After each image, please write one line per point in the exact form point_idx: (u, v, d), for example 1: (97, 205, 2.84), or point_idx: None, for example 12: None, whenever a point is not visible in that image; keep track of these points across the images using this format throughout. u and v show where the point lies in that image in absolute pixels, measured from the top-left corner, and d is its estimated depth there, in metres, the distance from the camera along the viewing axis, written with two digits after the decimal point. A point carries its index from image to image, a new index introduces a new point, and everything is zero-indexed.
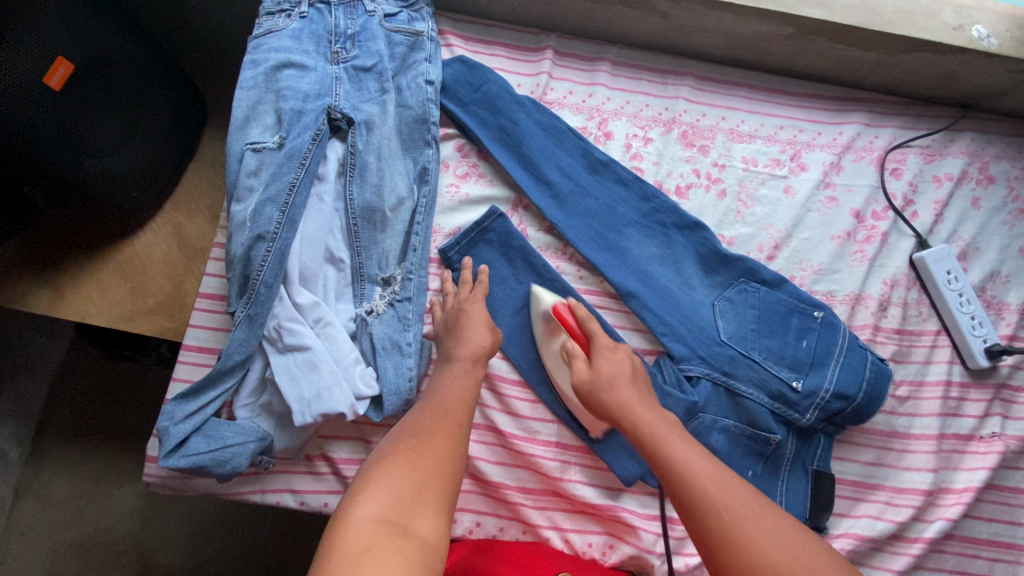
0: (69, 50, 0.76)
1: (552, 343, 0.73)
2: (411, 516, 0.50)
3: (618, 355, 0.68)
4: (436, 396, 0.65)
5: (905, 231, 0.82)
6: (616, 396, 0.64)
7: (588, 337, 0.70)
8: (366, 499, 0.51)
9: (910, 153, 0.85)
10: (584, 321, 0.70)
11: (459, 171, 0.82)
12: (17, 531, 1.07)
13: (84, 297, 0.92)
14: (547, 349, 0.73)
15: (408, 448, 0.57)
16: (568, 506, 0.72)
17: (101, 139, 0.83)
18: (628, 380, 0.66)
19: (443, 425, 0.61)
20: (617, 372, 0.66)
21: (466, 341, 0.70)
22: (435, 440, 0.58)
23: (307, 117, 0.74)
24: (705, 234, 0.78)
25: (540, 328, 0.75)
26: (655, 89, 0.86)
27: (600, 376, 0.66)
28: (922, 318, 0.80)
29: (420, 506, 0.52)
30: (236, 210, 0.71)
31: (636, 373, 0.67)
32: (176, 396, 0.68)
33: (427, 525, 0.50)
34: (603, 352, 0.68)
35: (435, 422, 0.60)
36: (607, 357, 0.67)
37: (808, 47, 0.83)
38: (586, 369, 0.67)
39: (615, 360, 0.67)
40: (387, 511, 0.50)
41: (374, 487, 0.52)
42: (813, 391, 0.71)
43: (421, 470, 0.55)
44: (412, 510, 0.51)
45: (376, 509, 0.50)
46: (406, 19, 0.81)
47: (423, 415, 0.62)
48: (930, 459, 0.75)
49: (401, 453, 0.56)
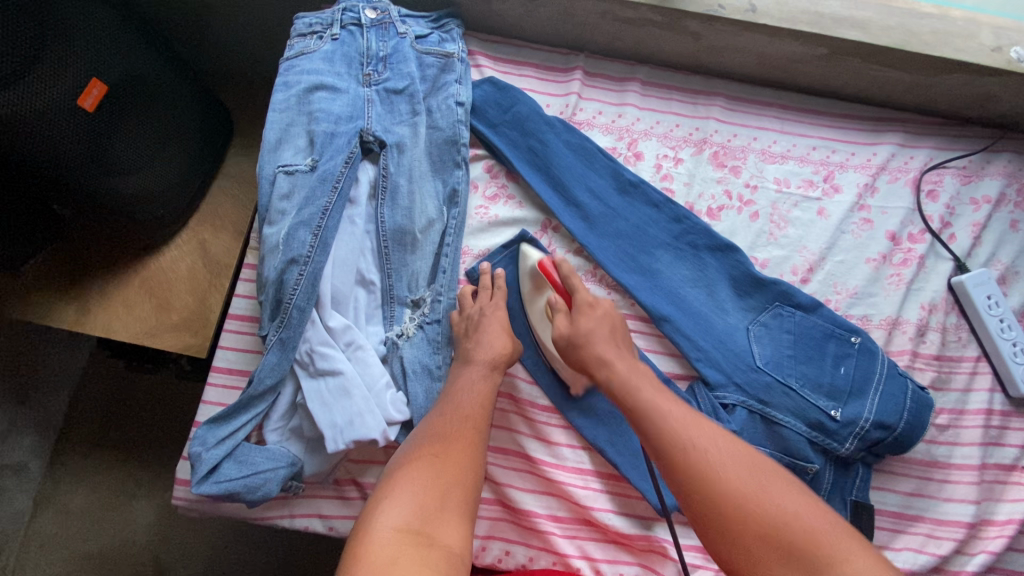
0: (103, 72, 0.76)
1: (538, 299, 0.75)
2: (435, 526, 0.51)
3: (597, 312, 0.70)
4: (454, 400, 0.64)
5: (943, 254, 0.80)
6: (593, 351, 0.67)
7: (570, 291, 0.72)
8: (389, 508, 0.51)
9: (947, 174, 0.83)
10: (568, 276, 0.72)
11: (488, 193, 0.81)
12: (34, 543, 1.07)
13: (110, 312, 0.92)
14: (533, 306, 0.76)
15: (430, 454, 0.57)
16: (599, 536, 0.71)
17: (133, 158, 0.83)
18: (606, 339, 0.68)
19: (462, 429, 0.60)
20: (595, 328, 0.68)
21: (484, 344, 0.69)
22: (456, 448, 0.58)
23: (339, 140, 0.74)
24: (738, 257, 0.77)
25: (526, 286, 0.76)
26: (686, 109, 0.86)
27: (579, 331, 0.68)
28: (961, 343, 0.78)
29: (444, 515, 0.52)
30: (269, 233, 0.71)
31: (615, 329, 0.70)
32: (207, 420, 0.68)
33: (452, 535, 0.51)
34: (584, 307, 0.70)
35: (455, 426, 0.60)
36: (587, 314, 0.69)
37: (841, 68, 0.82)
38: (567, 324, 0.70)
39: (595, 317, 0.69)
40: (411, 520, 0.50)
41: (397, 495, 0.53)
42: (852, 420, 0.69)
43: (443, 477, 0.55)
44: (436, 520, 0.51)
45: (399, 518, 0.50)
46: (437, 41, 0.81)
47: (442, 419, 0.62)
48: (972, 490, 0.73)
49: (423, 460, 0.56)
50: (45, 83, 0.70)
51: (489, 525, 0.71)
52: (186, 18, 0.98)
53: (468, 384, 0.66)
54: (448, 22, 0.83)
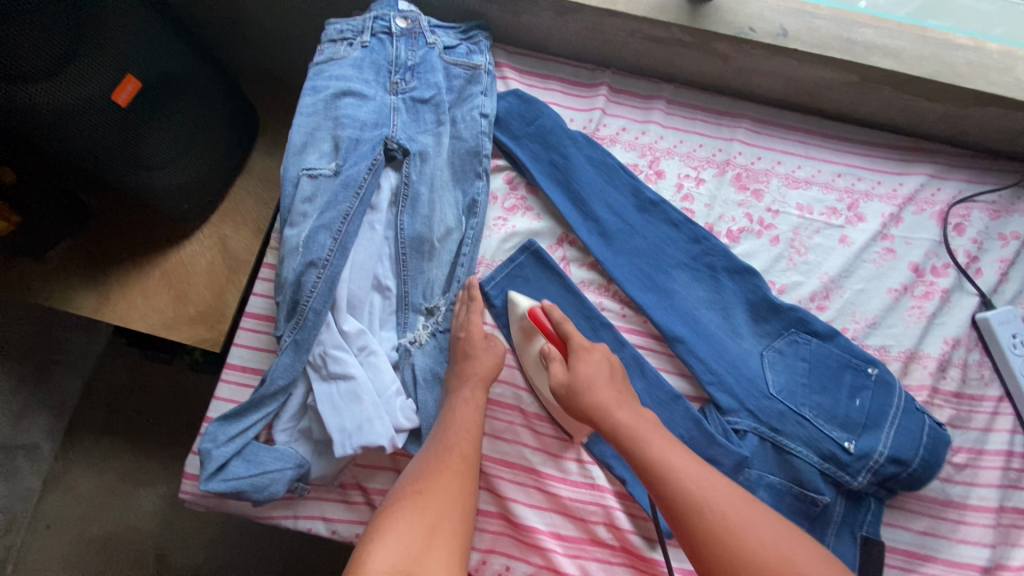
0: (138, 68, 0.78)
1: (530, 346, 0.74)
2: (421, 565, 0.51)
3: (594, 357, 0.68)
4: (441, 431, 0.64)
5: (968, 288, 0.79)
6: (594, 398, 0.65)
7: (563, 339, 0.70)
8: (375, 548, 0.52)
9: (975, 208, 0.82)
10: (561, 323, 0.71)
11: (506, 205, 0.81)
12: (42, 524, 1.08)
13: (130, 302, 0.94)
14: (526, 355, 0.74)
15: (416, 492, 0.57)
16: (603, 557, 0.70)
17: (160, 153, 0.85)
18: (605, 382, 0.67)
19: (449, 462, 0.61)
20: (594, 373, 0.67)
21: (480, 370, 0.68)
22: (440, 483, 0.58)
23: (364, 146, 0.75)
24: (757, 281, 0.76)
25: (518, 333, 0.75)
26: (709, 130, 0.85)
27: (576, 378, 0.66)
28: (983, 381, 0.76)
29: (431, 553, 0.53)
30: (290, 234, 0.72)
31: (613, 373, 0.68)
32: (219, 417, 0.68)
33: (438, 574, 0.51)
34: (580, 352, 0.68)
35: (440, 459, 0.61)
36: (583, 360, 0.68)
37: (870, 96, 0.81)
38: (563, 371, 0.68)
39: (593, 362, 0.68)
40: (396, 561, 0.51)
41: (383, 535, 0.53)
42: (866, 453, 0.68)
43: (429, 514, 0.55)
44: (423, 558, 0.52)
45: (386, 561, 0.51)
46: (465, 51, 0.82)
47: (428, 454, 0.62)
48: (988, 533, 0.70)
49: (409, 498, 0.57)
50: (83, 76, 0.72)
51: (491, 537, 0.71)
52: (219, 18, 1.00)
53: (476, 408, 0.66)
54: (476, 34, 0.83)
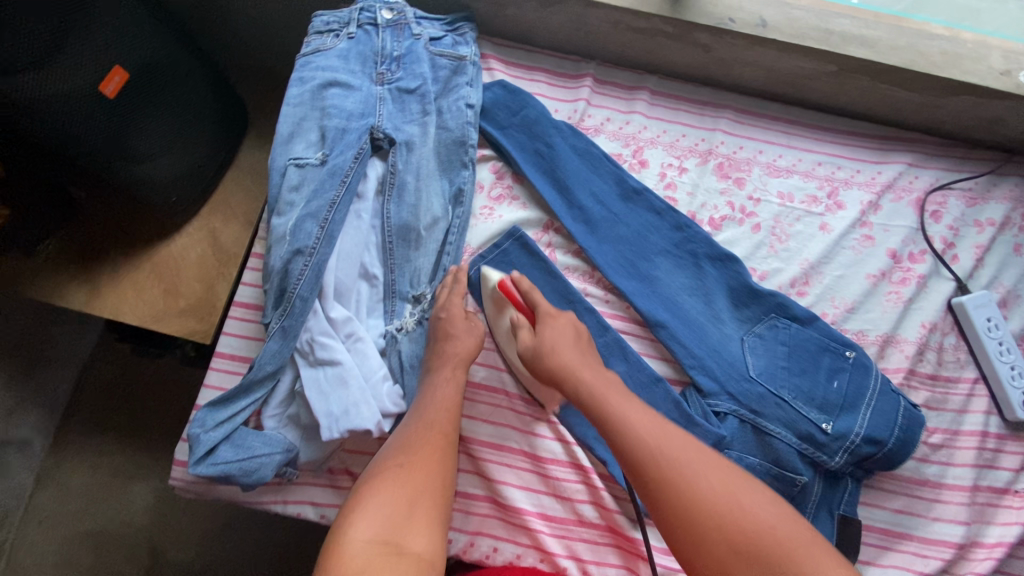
0: (126, 59, 0.79)
1: (503, 318, 0.76)
2: (404, 535, 0.53)
3: (559, 322, 0.70)
4: (418, 409, 0.65)
5: (944, 274, 0.80)
6: (557, 359, 0.66)
7: (533, 307, 0.72)
8: (358, 520, 0.53)
9: (951, 195, 0.83)
10: (528, 292, 0.73)
11: (493, 194, 0.82)
12: (34, 519, 1.09)
13: (119, 295, 0.94)
14: (498, 327, 0.76)
15: (397, 465, 0.58)
16: (588, 537, 0.71)
17: (148, 144, 0.86)
18: (571, 346, 0.68)
19: (429, 438, 0.62)
20: (558, 337, 0.68)
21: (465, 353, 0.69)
22: (421, 458, 0.59)
23: (351, 135, 0.76)
24: (738, 267, 0.77)
25: (490, 306, 0.76)
26: (692, 120, 0.86)
27: (541, 342, 0.68)
28: (959, 364, 0.78)
29: (414, 523, 0.54)
30: (277, 223, 0.73)
31: (579, 337, 0.70)
32: (207, 403, 0.69)
33: (421, 543, 0.53)
34: (546, 319, 0.70)
35: (423, 434, 0.62)
36: (549, 325, 0.70)
37: (849, 85, 0.83)
38: (530, 337, 0.70)
39: (558, 327, 0.70)
40: (381, 531, 0.52)
41: (366, 507, 0.54)
42: (843, 434, 0.69)
43: (411, 486, 0.57)
44: (406, 529, 0.53)
45: (370, 530, 0.52)
46: (450, 43, 0.83)
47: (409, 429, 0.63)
48: (962, 511, 0.72)
49: (390, 472, 0.58)
50: (70, 66, 0.73)
51: (478, 520, 0.72)
52: (207, 12, 1.00)
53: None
54: (462, 25, 0.84)
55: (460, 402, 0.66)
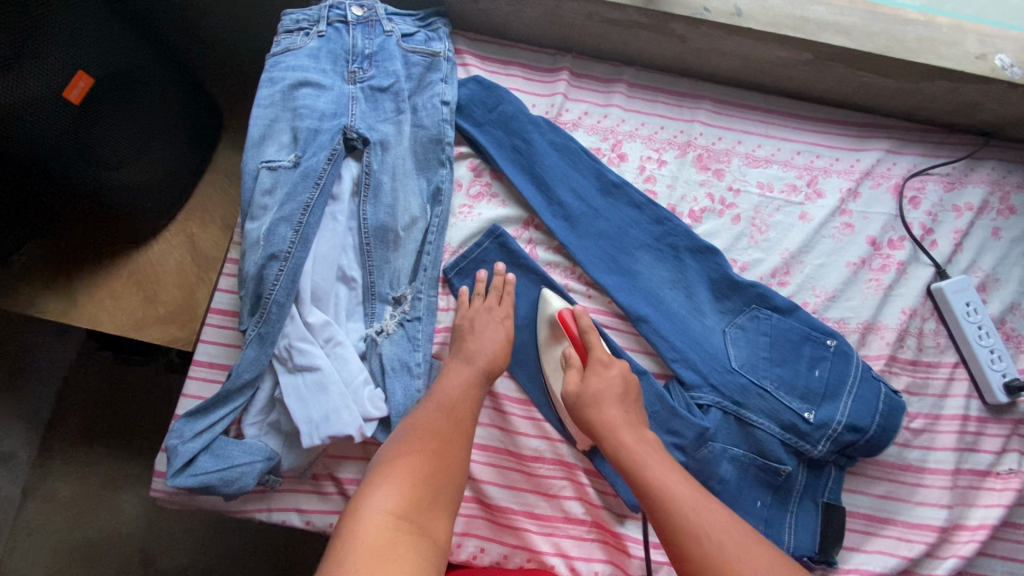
0: (91, 65, 0.76)
1: (554, 347, 0.74)
2: (423, 517, 0.52)
3: (609, 373, 0.67)
4: (446, 398, 0.64)
5: (923, 260, 0.80)
6: (599, 414, 0.64)
7: (586, 347, 0.70)
8: (384, 493, 0.53)
9: (929, 180, 0.84)
10: (585, 331, 0.70)
11: (472, 191, 0.81)
12: (24, 532, 1.07)
13: (98, 304, 0.92)
14: (547, 354, 0.74)
15: (426, 448, 0.58)
16: (575, 533, 0.71)
17: (119, 150, 0.84)
18: (616, 400, 0.66)
19: (456, 426, 0.62)
20: (605, 388, 0.66)
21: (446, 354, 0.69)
22: (450, 446, 0.59)
23: (323, 136, 0.75)
24: (718, 260, 0.77)
25: (545, 332, 0.75)
26: (671, 112, 0.86)
27: (587, 390, 0.66)
28: (939, 349, 0.78)
29: (434, 508, 0.54)
30: (250, 228, 0.72)
31: (626, 390, 0.67)
32: (185, 413, 0.68)
33: (437, 529, 0.53)
34: (598, 367, 0.68)
35: (449, 423, 0.62)
36: (599, 373, 0.67)
37: (825, 73, 0.82)
38: (577, 380, 0.68)
39: (608, 378, 0.67)
40: (403, 508, 0.52)
41: (393, 481, 0.54)
42: (825, 422, 0.70)
43: (435, 471, 0.56)
44: (427, 512, 0.53)
45: (394, 505, 0.52)
46: (423, 39, 0.82)
47: (435, 414, 0.62)
48: (944, 494, 0.73)
49: (419, 452, 0.57)
50: (34, 75, 0.70)
51: (464, 521, 0.71)
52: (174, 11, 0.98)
53: (463, 381, 0.67)
54: (434, 21, 0.83)
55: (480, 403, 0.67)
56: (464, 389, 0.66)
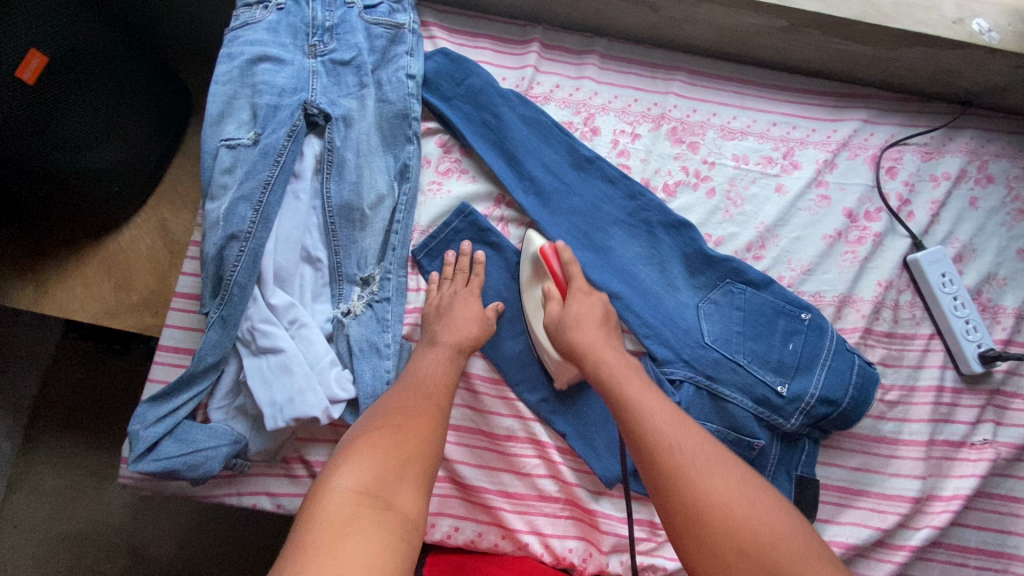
0: (45, 43, 0.73)
1: (536, 286, 0.73)
2: (392, 490, 0.51)
3: (590, 299, 0.69)
4: (414, 379, 0.64)
5: (900, 231, 0.79)
6: (581, 334, 0.65)
7: (567, 280, 0.70)
8: (349, 471, 0.51)
9: (907, 150, 0.82)
10: (568, 264, 0.71)
11: (441, 168, 0.79)
12: (7, 524, 1.07)
13: (68, 293, 0.90)
14: (529, 294, 0.73)
15: (392, 426, 0.57)
16: (549, 511, 0.71)
17: (81, 133, 0.81)
18: (595, 321, 0.67)
19: (427, 404, 0.61)
20: (586, 312, 0.67)
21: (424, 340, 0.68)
22: (419, 423, 0.58)
23: (283, 113, 0.72)
24: (692, 234, 0.76)
25: (526, 272, 0.74)
26: (645, 84, 0.84)
27: (568, 315, 0.67)
28: (915, 321, 0.78)
29: (403, 483, 0.52)
30: (210, 208, 0.70)
31: (606, 316, 0.68)
32: (148, 398, 0.67)
33: (409, 501, 0.51)
34: (580, 296, 0.69)
35: (417, 401, 0.60)
36: (581, 300, 0.68)
37: (800, 41, 0.80)
38: (558, 309, 0.68)
39: (589, 303, 0.68)
40: (369, 484, 0.50)
41: (358, 459, 0.52)
42: (798, 396, 0.69)
43: (404, 447, 0.55)
44: (395, 487, 0.51)
45: (358, 481, 0.50)
46: (387, 11, 0.79)
47: (402, 396, 0.61)
48: (918, 466, 0.73)
49: (386, 431, 0.56)
50: None
51: (437, 501, 0.71)
52: None
53: (428, 362, 0.66)
54: None
55: (455, 380, 0.65)
56: (429, 369, 0.65)
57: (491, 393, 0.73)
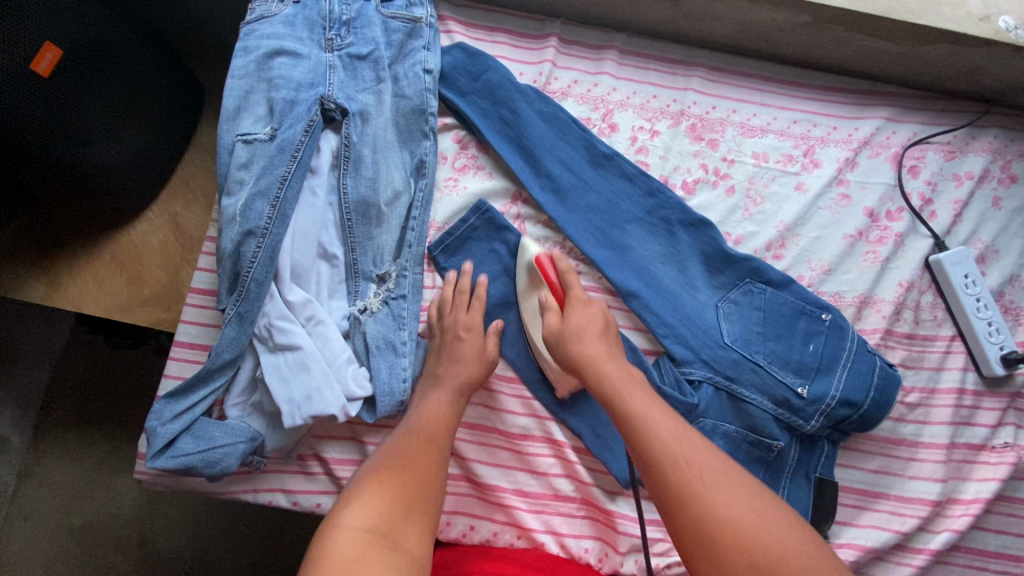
0: (58, 35, 0.72)
1: (533, 295, 0.73)
2: (397, 530, 0.51)
3: (589, 309, 0.67)
4: (418, 418, 0.64)
5: (921, 231, 0.78)
6: (581, 347, 0.64)
7: (565, 289, 0.69)
8: (356, 508, 0.52)
9: (930, 149, 0.81)
10: (564, 273, 0.69)
11: (457, 164, 0.79)
12: (20, 515, 1.07)
13: (79, 288, 0.90)
14: (527, 301, 0.73)
15: (397, 463, 0.57)
16: (565, 511, 0.70)
17: (93, 127, 0.80)
18: (596, 333, 0.66)
19: (431, 443, 0.61)
20: (586, 323, 0.66)
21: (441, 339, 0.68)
22: (423, 462, 0.58)
23: (300, 107, 0.72)
24: (711, 232, 0.75)
25: (523, 280, 0.73)
26: (663, 80, 0.83)
27: (569, 327, 0.66)
28: (936, 322, 0.77)
29: (408, 523, 0.52)
30: (227, 204, 0.69)
31: (607, 326, 0.67)
32: (165, 395, 0.67)
33: (414, 542, 0.51)
34: (579, 306, 0.67)
35: (421, 440, 0.61)
36: (579, 310, 0.67)
37: (823, 37, 0.79)
38: (558, 321, 0.67)
39: (588, 313, 0.67)
40: (376, 522, 0.51)
41: (365, 498, 0.53)
42: (818, 398, 0.68)
43: (409, 486, 0.55)
44: (400, 526, 0.52)
45: (365, 520, 0.51)
46: (404, 4, 0.78)
47: (405, 437, 0.61)
48: (939, 468, 0.72)
49: (390, 470, 0.56)
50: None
51: (453, 499, 0.70)
52: None
53: None
54: None
55: (456, 421, 0.65)
56: None
57: (508, 391, 0.73)
